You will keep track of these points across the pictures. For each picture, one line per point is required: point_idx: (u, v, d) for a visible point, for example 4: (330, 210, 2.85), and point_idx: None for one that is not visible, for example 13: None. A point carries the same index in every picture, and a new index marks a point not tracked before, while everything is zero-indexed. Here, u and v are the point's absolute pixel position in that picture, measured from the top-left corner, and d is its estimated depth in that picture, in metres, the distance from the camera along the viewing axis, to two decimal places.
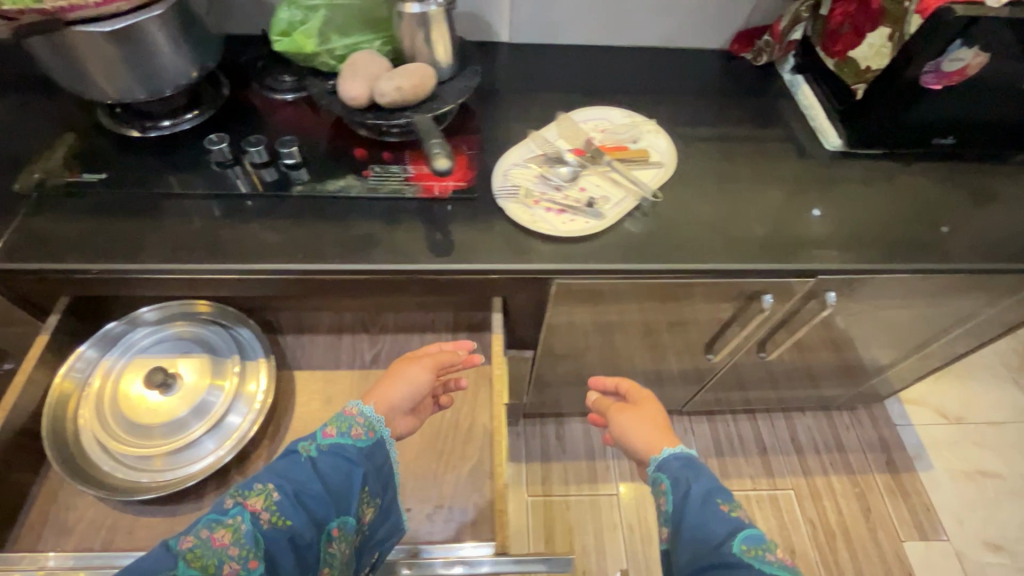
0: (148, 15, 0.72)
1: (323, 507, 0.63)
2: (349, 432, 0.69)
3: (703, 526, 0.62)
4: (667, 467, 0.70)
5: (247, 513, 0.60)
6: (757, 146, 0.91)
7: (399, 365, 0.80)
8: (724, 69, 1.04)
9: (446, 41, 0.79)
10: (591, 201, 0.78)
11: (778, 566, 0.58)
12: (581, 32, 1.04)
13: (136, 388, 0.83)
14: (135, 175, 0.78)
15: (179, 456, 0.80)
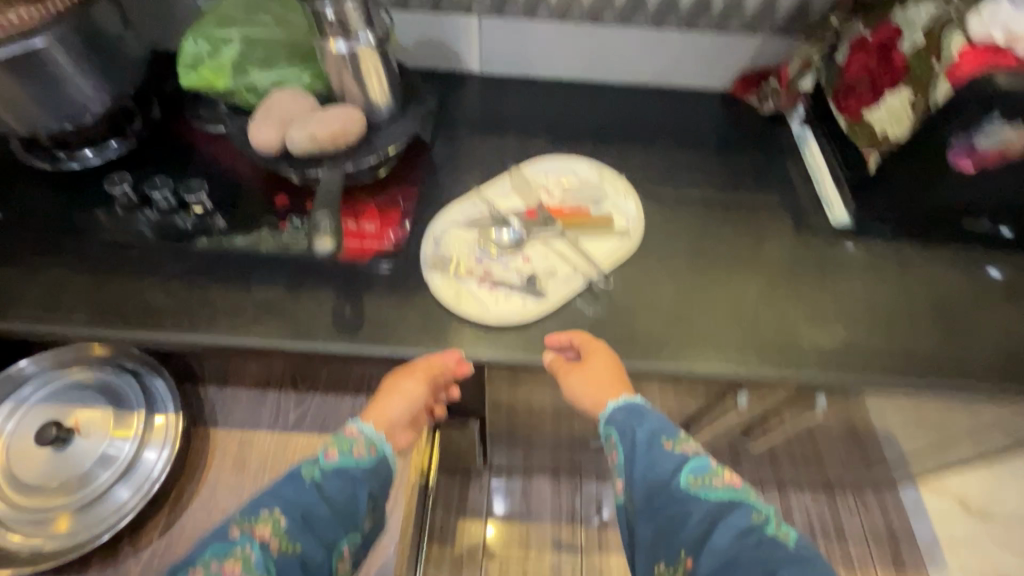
0: (25, 48, 0.63)
1: (330, 529, 0.54)
2: (351, 452, 0.59)
3: (654, 474, 0.53)
4: (612, 419, 0.58)
5: (256, 544, 0.51)
6: (745, 214, 0.78)
7: (392, 376, 0.63)
8: (722, 116, 0.91)
9: (380, 79, 0.69)
10: (531, 274, 0.67)
11: (726, 489, 0.51)
12: (560, 64, 0.92)
13: (30, 448, 0.77)
14: (34, 215, 0.71)
15: (90, 512, 0.75)
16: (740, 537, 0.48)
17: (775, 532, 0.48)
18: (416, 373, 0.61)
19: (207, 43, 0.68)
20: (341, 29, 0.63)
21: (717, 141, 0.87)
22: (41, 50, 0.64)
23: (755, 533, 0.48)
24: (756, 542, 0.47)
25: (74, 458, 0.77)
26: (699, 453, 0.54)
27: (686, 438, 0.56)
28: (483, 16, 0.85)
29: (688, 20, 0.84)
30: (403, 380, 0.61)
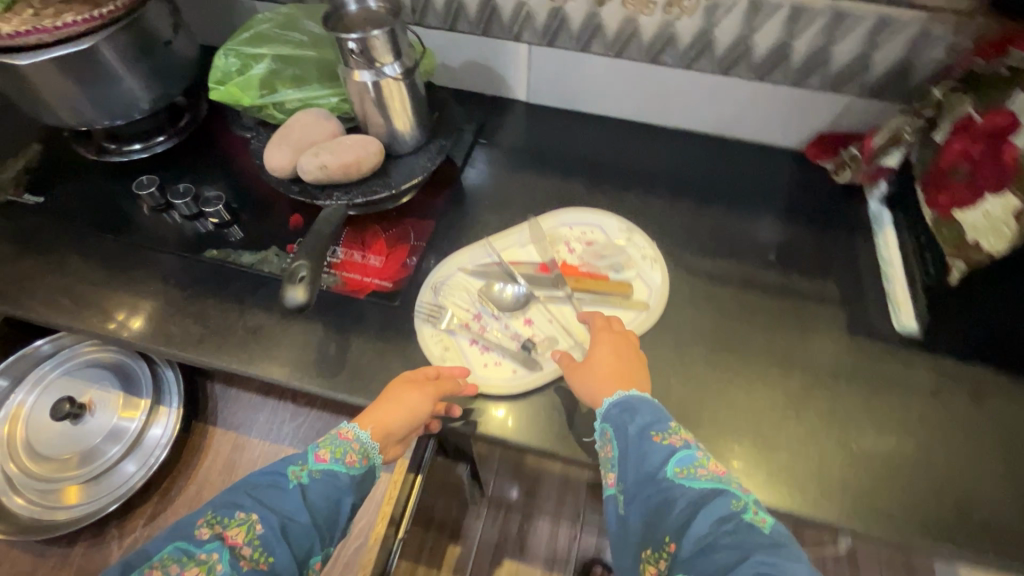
0: (71, 48, 0.65)
1: (309, 540, 0.49)
2: (341, 459, 0.54)
3: (642, 464, 0.49)
4: (606, 414, 0.53)
5: (226, 552, 0.45)
6: (792, 304, 0.67)
7: (397, 387, 0.57)
8: (788, 181, 0.80)
9: (405, 110, 0.66)
10: (528, 342, 0.62)
11: (712, 479, 0.47)
12: (613, 101, 0.85)
13: (45, 422, 0.81)
14: (72, 204, 0.75)
15: (98, 484, 0.80)
16: (718, 524, 0.44)
17: (755, 521, 0.44)
18: (424, 387, 0.56)
19: (238, 59, 0.67)
20: (367, 59, 0.60)
21: (776, 211, 0.76)
22: (85, 51, 0.66)
23: (735, 521, 0.44)
24: (736, 531, 0.43)
25: (84, 434, 0.82)
26: (690, 444, 0.51)
27: (678, 428, 0.53)
28: (534, 44, 0.80)
29: (762, 70, 0.73)
30: (410, 396, 0.56)
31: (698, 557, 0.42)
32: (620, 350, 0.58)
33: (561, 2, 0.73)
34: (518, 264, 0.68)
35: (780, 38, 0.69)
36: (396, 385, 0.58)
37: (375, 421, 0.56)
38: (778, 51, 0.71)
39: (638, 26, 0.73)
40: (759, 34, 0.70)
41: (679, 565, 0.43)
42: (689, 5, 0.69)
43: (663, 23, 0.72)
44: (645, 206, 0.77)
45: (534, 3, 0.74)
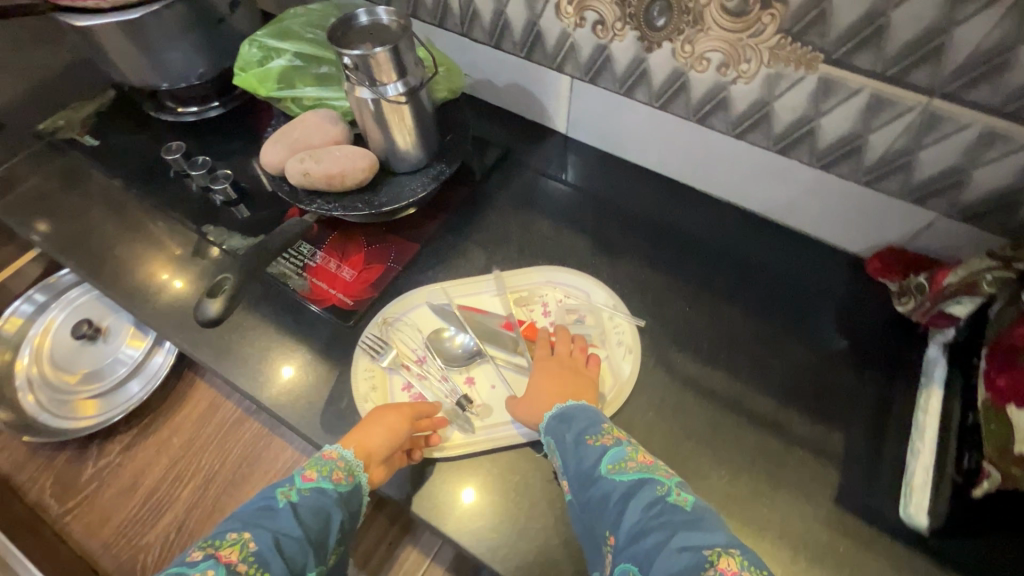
0: (123, 17, 0.68)
1: (304, 554, 0.45)
2: (329, 477, 0.50)
3: (579, 466, 0.50)
4: (547, 428, 0.53)
5: (222, 568, 0.42)
6: (776, 446, 0.56)
7: (377, 411, 0.55)
8: (830, 294, 0.67)
9: (405, 129, 0.63)
10: (463, 403, 0.58)
11: (640, 470, 0.49)
12: (655, 154, 0.75)
13: (64, 339, 0.91)
14: (118, 153, 0.82)
15: (105, 400, 0.88)
16: (647, 511, 0.45)
17: (680, 503, 0.45)
18: (402, 412, 0.54)
19: (262, 50, 0.68)
20: (366, 77, 0.57)
21: (802, 326, 0.65)
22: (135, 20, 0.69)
23: (659, 505, 0.45)
24: (661, 516, 0.45)
25: (88, 359, 0.91)
26: (621, 440, 0.52)
27: (612, 427, 0.53)
28: (577, 78, 0.73)
29: (825, 159, 0.61)
30: (387, 415, 0.54)
31: (633, 546, 0.43)
32: (564, 364, 0.58)
33: (607, 41, 0.65)
34: (484, 315, 0.64)
35: (852, 128, 0.57)
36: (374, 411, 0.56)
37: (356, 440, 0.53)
38: (847, 143, 0.58)
39: (687, 81, 0.63)
40: (827, 118, 0.58)
41: (620, 557, 0.44)
42: (747, 70, 0.58)
43: (715, 84, 0.62)
44: (649, 283, 0.68)
45: (580, 36, 0.67)
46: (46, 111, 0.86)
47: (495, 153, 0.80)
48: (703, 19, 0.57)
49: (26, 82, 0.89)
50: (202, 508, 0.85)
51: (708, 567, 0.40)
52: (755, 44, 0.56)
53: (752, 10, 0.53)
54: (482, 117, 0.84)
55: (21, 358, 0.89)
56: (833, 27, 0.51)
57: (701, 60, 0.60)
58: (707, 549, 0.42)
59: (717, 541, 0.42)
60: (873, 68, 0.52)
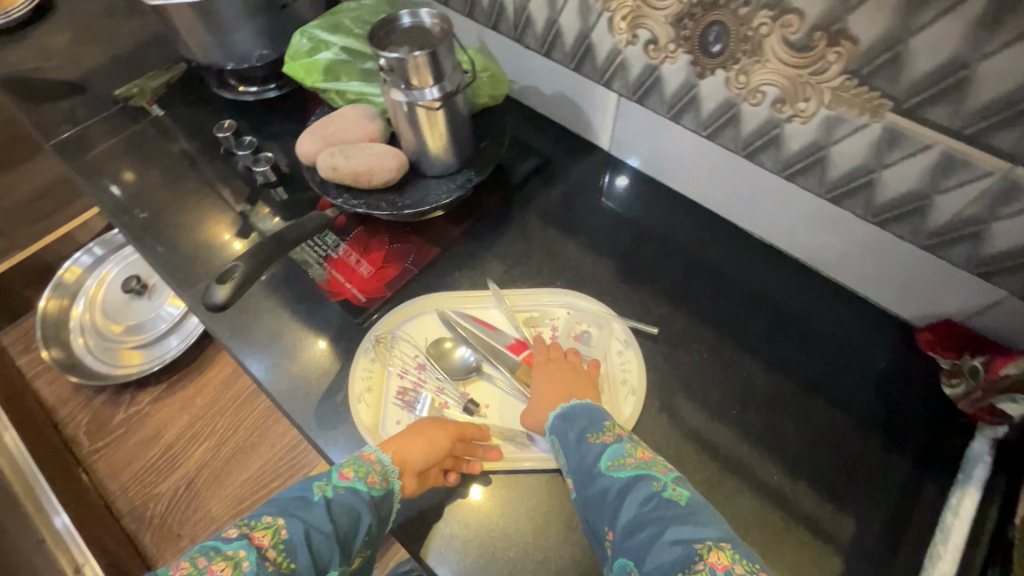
0: None
1: (330, 550, 0.46)
2: (363, 479, 0.50)
3: (579, 464, 0.50)
4: (551, 427, 0.53)
5: (252, 552, 0.44)
6: (777, 520, 0.52)
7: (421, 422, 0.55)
8: (869, 362, 0.61)
9: (438, 134, 0.63)
10: (471, 405, 0.58)
11: (638, 466, 0.49)
12: (697, 185, 0.71)
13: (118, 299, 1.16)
14: (179, 125, 0.86)
15: (151, 351, 1.13)
16: (643, 507, 0.46)
17: (675, 498, 0.46)
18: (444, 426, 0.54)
19: (312, 41, 0.73)
20: (401, 79, 0.57)
21: (831, 394, 0.59)
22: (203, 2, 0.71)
23: (655, 501, 0.46)
24: (657, 511, 0.45)
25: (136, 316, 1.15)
26: (621, 437, 0.51)
27: (614, 424, 0.53)
28: (624, 97, 0.69)
29: (883, 214, 0.56)
30: (432, 428, 0.54)
31: (630, 540, 0.44)
32: (561, 366, 0.57)
33: (659, 62, 0.62)
34: (490, 331, 0.63)
35: (918, 185, 0.51)
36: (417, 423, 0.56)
37: (396, 443, 0.53)
38: (911, 201, 0.53)
39: (739, 113, 0.59)
40: (889, 171, 0.52)
41: (618, 552, 0.44)
42: (804, 109, 0.54)
43: (768, 119, 0.57)
44: (669, 322, 0.64)
45: (630, 54, 0.64)
46: (123, 78, 0.92)
47: (532, 163, 0.78)
48: (762, 49, 0.52)
49: (111, 50, 0.95)
50: (208, 466, 1.09)
51: (699, 561, 0.41)
52: (816, 83, 0.51)
53: (817, 45, 0.49)
54: (526, 125, 0.82)
55: (83, 312, 1.15)
56: (906, 74, 0.46)
57: (755, 93, 0.56)
58: (698, 543, 0.43)
59: (709, 535, 0.43)
60: (948, 123, 0.46)
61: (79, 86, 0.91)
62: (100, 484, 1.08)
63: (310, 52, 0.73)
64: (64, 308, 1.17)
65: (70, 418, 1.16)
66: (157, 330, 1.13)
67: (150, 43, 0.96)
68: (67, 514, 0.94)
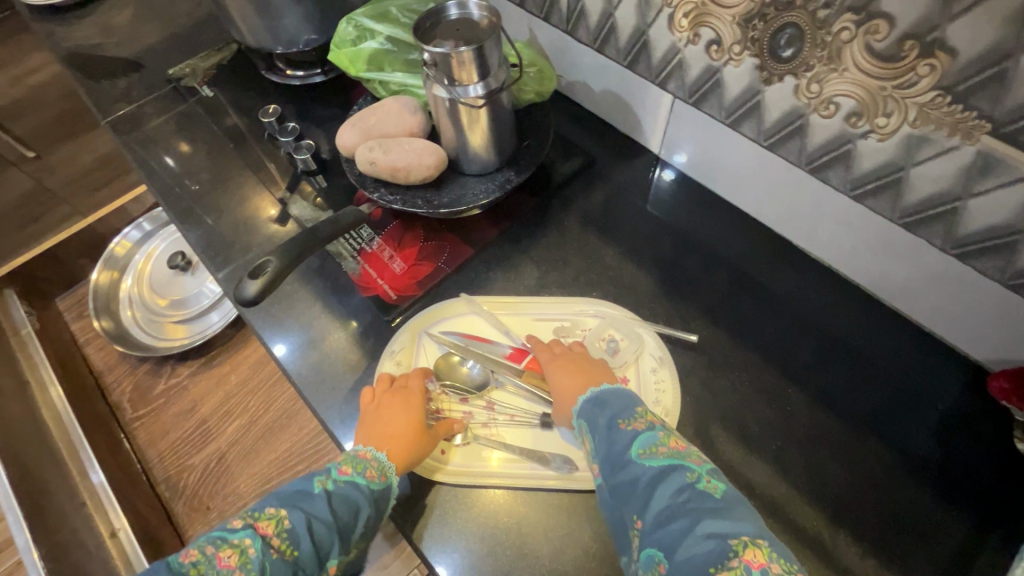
0: None
1: (331, 539, 0.45)
2: (362, 474, 0.49)
3: (610, 450, 0.47)
4: (581, 412, 0.51)
5: (258, 540, 0.43)
6: (812, 567, 0.49)
7: (406, 420, 0.53)
8: (930, 405, 0.56)
9: (481, 132, 0.61)
10: (549, 418, 0.56)
11: (671, 456, 0.45)
12: (752, 197, 0.66)
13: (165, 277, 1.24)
14: (227, 107, 0.87)
15: (193, 327, 1.20)
16: (675, 497, 0.42)
17: (711, 491, 0.42)
18: (422, 423, 0.53)
19: (358, 29, 0.73)
20: (445, 75, 0.55)
21: (883, 435, 0.54)
22: None
23: (688, 493, 0.42)
24: (690, 502, 0.41)
25: (180, 293, 1.22)
26: (654, 425, 0.48)
27: (646, 411, 0.50)
28: (679, 99, 0.65)
29: (964, 246, 0.50)
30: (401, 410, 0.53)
31: (660, 530, 0.41)
32: (571, 358, 0.55)
33: (721, 64, 0.57)
34: (486, 342, 0.61)
35: (1010, 218, 0.46)
36: (392, 410, 0.54)
37: (378, 437, 0.52)
38: (999, 233, 0.47)
39: (806, 125, 0.54)
40: (977, 201, 0.47)
41: (646, 541, 0.41)
42: (884, 125, 0.48)
43: (840, 133, 0.52)
44: (710, 343, 0.60)
45: (690, 54, 0.59)
46: (177, 57, 0.93)
47: (576, 162, 0.74)
48: (841, 56, 0.47)
49: (167, 28, 0.97)
50: (239, 444, 1.14)
51: (733, 557, 0.38)
52: (901, 97, 0.46)
53: (906, 56, 0.43)
54: (572, 122, 0.78)
55: (132, 285, 1.24)
56: (1011, 94, 0.40)
57: (827, 104, 0.51)
58: (733, 538, 0.39)
59: (745, 531, 0.39)
60: None
61: (135, 64, 0.93)
62: (139, 451, 1.15)
63: (354, 40, 0.72)
64: (115, 282, 1.25)
65: (116, 384, 1.23)
66: (200, 305, 1.20)
67: (205, 22, 0.97)
68: (102, 474, 1.06)
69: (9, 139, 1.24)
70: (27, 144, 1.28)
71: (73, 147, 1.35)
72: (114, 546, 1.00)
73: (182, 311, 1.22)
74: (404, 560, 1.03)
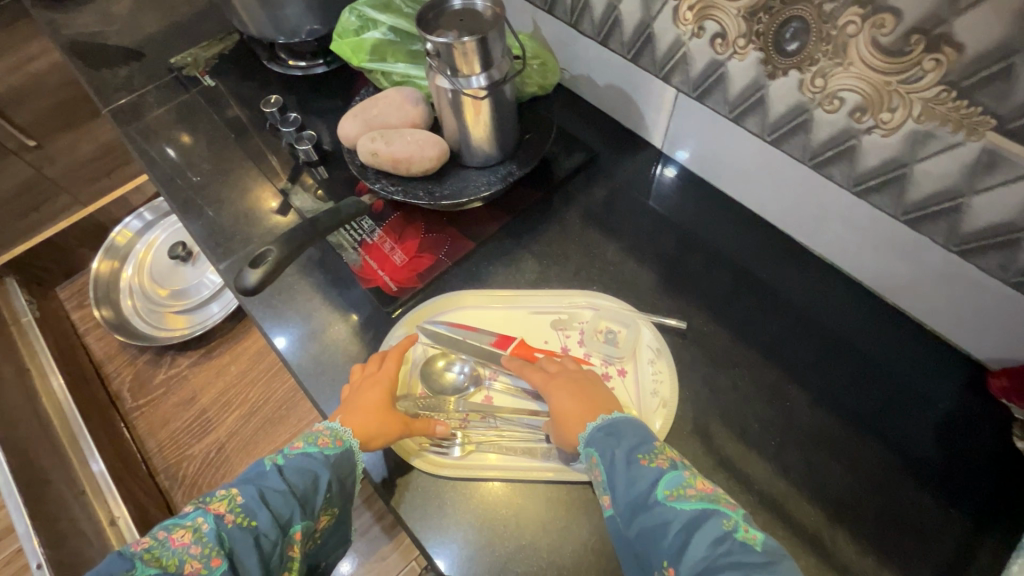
0: None
1: (289, 507, 0.46)
2: (315, 443, 0.50)
3: (635, 492, 0.45)
4: (592, 441, 0.49)
5: (210, 517, 0.44)
6: (807, 563, 0.49)
7: (370, 396, 0.53)
8: (929, 403, 0.56)
9: (483, 124, 0.60)
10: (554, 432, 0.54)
11: (702, 499, 0.44)
12: (753, 194, 0.66)
13: (165, 268, 1.24)
14: (229, 98, 0.87)
15: (193, 318, 1.20)
16: (713, 547, 0.41)
17: (750, 540, 0.41)
18: (390, 407, 0.53)
19: (361, 20, 0.72)
20: (447, 65, 0.55)
21: (882, 434, 0.54)
22: None
23: (728, 543, 0.41)
24: (731, 554, 0.41)
25: (180, 283, 1.23)
26: (675, 463, 0.47)
27: (662, 445, 0.49)
28: (683, 93, 0.64)
29: (966, 244, 0.50)
30: (372, 391, 0.53)
31: None
32: (574, 380, 0.53)
33: (725, 57, 0.57)
34: (473, 331, 0.60)
35: (1014, 217, 0.46)
36: (366, 388, 0.54)
37: (347, 408, 0.53)
38: (1001, 231, 0.47)
39: (810, 120, 0.54)
40: (982, 198, 0.46)
41: None
42: (888, 121, 0.48)
43: (844, 129, 0.51)
44: (710, 339, 0.60)
45: (694, 48, 0.59)
46: (178, 47, 0.93)
47: (578, 157, 0.74)
48: (846, 51, 0.47)
49: (170, 17, 0.96)
50: (237, 435, 1.14)
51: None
52: (906, 93, 0.45)
53: (912, 50, 0.43)
54: (575, 117, 0.78)
55: (132, 275, 1.24)
56: (1015, 91, 0.40)
57: (832, 99, 0.50)
58: None
59: None
60: None
61: (137, 53, 0.93)
62: (138, 440, 1.16)
63: (357, 30, 0.73)
64: (115, 271, 1.25)
65: (117, 372, 1.24)
66: (200, 296, 1.20)
67: (207, 12, 0.96)
68: (102, 462, 1.06)
69: (10, 127, 1.24)
70: (28, 133, 1.28)
71: (74, 136, 1.35)
72: (111, 534, 1.01)
73: (181, 302, 1.22)
74: (402, 553, 1.03)
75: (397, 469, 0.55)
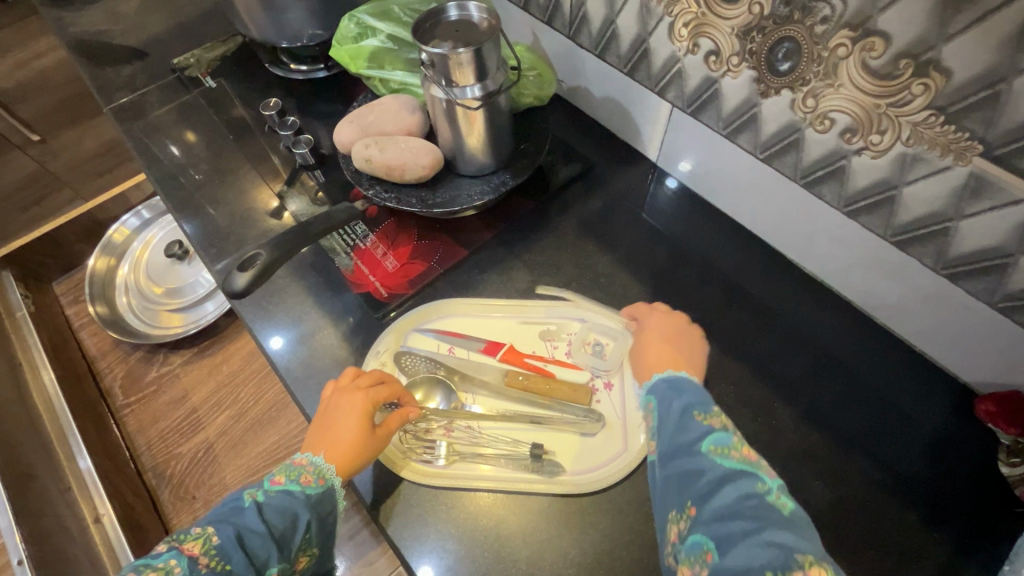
0: None
1: (266, 549, 0.45)
2: (297, 480, 0.49)
3: (677, 438, 0.43)
4: (654, 389, 0.48)
5: (184, 560, 0.43)
6: None
7: (348, 421, 0.51)
8: (915, 425, 0.56)
9: (480, 135, 0.61)
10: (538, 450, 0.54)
11: (744, 461, 0.40)
12: (747, 210, 0.66)
13: (162, 264, 1.25)
14: (230, 99, 0.87)
15: (188, 316, 1.21)
16: (740, 500, 0.38)
17: (780, 506, 0.37)
18: (368, 435, 0.51)
19: (360, 27, 0.73)
20: (443, 75, 0.55)
21: (868, 454, 0.54)
22: None
23: (757, 500, 0.37)
24: (757, 511, 0.37)
25: (176, 281, 1.23)
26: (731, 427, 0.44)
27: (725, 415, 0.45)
28: (678, 108, 0.65)
29: (954, 267, 0.50)
30: (348, 417, 0.51)
31: (715, 523, 0.37)
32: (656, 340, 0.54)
33: (719, 74, 0.57)
34: (461, 338, 0.62)
35: (1000, 242, 0.46)
36: (343, 415, 0.52)
37: (324, 436, 0.51)
38: (988, 254, 0.47)
39: (802, 139, 0.54)
40: (969, 222, 0.47)
41: (697, 529, 0.38)
42: (878, 142, 0.48)
43: (834, 150, 0.52)
44: None
45: (689, 64, 0.59)
46: (182, 48, 0.93)
47: (574, 168, 0.74)
48: (837, 73, 0.47)
49: (175, 18, 0.97)
50: (228, 435, 1.14)
51: (797, 572, 0.34)
52: (896, 115, 0.46)
53: (901, 74, 0.43)
54: (573, 127, 0.78)
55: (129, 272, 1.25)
56: (1003, 117, 0.40)
57: (823, 119, 0.51)
58: (800, 555, 0.35)
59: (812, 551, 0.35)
60: None
61: (141, 52, 0.93)
62: (129, 438, 1.16)
63: (356, 38, 0.73)
64: (113, 267, 1.26)
65: (109, 369, 1.24)
66: (195, 294, 1.20)
67: (212, 14, 0.97)
68: (89, 459, 1.06)
69: (15, 121, 1.24)
70: (31, 127, 1.29)
71: (78, 133, 1.36)
72: (95, 532, 1.01)
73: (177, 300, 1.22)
74: (389, 558, 1.02)
75: (379, 476, 0.55)
